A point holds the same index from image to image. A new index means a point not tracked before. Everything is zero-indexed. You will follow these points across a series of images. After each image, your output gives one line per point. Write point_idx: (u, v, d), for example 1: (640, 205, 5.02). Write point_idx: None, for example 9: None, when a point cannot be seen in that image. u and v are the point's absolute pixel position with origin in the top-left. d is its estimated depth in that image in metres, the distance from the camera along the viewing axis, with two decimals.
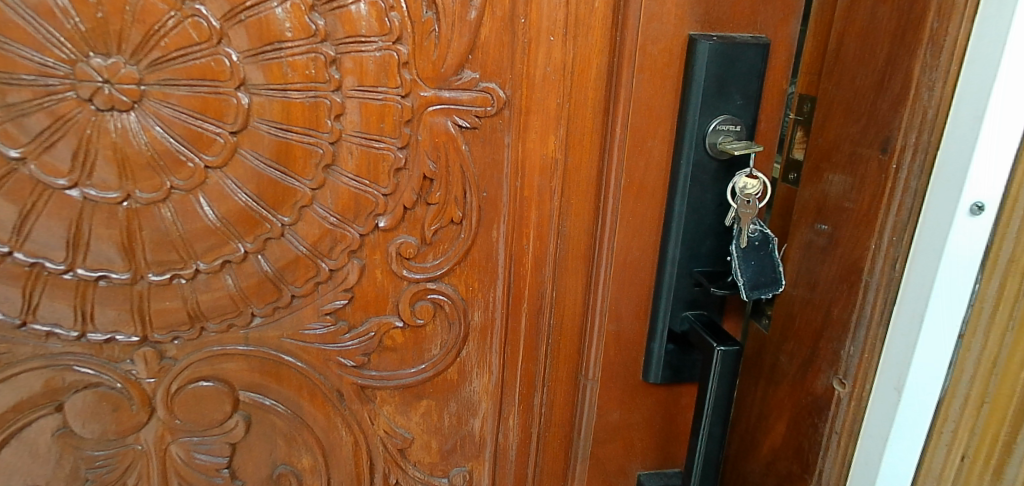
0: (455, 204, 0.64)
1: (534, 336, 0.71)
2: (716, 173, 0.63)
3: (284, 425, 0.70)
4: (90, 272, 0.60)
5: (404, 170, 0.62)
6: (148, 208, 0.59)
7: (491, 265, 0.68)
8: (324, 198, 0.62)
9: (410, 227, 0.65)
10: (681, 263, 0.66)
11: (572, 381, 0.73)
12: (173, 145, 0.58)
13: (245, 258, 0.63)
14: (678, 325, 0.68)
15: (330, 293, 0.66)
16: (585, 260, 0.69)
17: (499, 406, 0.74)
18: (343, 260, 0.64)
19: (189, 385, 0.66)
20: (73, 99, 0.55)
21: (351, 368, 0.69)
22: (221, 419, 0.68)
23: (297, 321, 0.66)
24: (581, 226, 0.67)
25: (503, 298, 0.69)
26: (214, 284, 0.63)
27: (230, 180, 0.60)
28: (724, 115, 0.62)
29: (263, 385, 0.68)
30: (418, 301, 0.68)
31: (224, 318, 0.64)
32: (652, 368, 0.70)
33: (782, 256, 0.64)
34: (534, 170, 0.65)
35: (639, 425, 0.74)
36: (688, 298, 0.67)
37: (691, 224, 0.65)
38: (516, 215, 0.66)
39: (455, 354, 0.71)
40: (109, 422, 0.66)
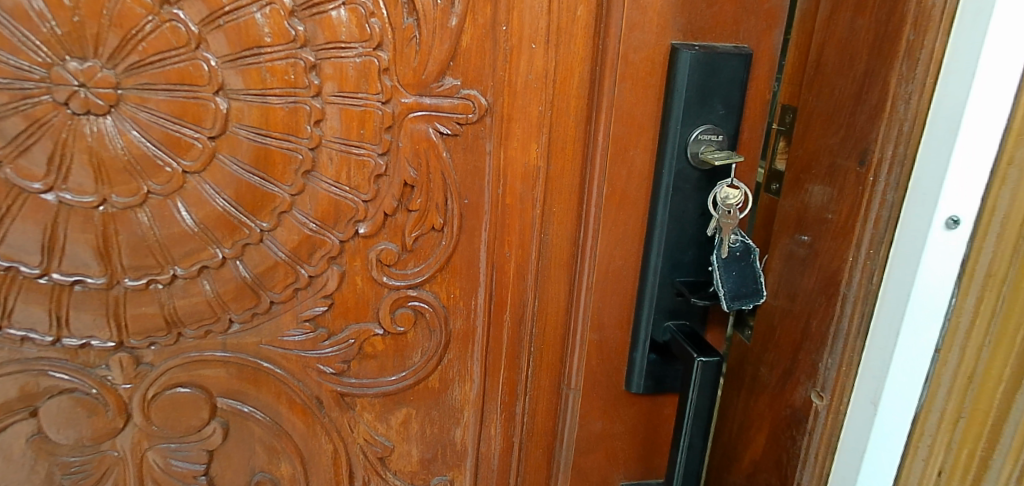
0: (435, 211, 0.64)
1: (515, 344, 0.70)
2: (698, 182, 0.63)
3: (262, 432, 0.70)
4: (65, 276, 0.59)
5: (384, 176, 0.62)
6: (125, 212, 0.59)
7: (473, 272, 0.68)
8: (303, 204, 0.62)
9: (390, 233, 0.65)
10: (663, 273, 0.66)
11: (554, 390, 0.73)
12: (151, 150, 0.57)
13: (223, 264, 0.62)
14: (660, 335, 0.68)
15: (309, 299, 0.65)
16: (567, 269, 0.69)
17: (481, 414, 0.73)
18: (323, 266, 0.64)
19: (166, 392, 0.66)
20: (49, 102, 0.54)
21: (331, 375, 0.69)
22: (198, 426, 0.68)
23: (276, 328, 0.66)
24: (563, 234, 0.67)
25: (484, 306, 0.69)
26: (192, 290, 0.63)
27: (208, 184, 0.59)
28: (707, 125, 0.61)
29: (242, 392, 0.68)
30: (399, 308, 0.67)
31: (201, 324, 0.64)
32: (635, 377, 0.70)
33: (763, 266, 0.64)
34: (516, 178, 0.64)
35: (621, 435, 0.74)
36: (670, 308, 0.67)
37: (674, 233, 0.64)
38: (498, 223, 0.66)
39: (436, 361, 0.70)
40: (84, 427, 0.65)
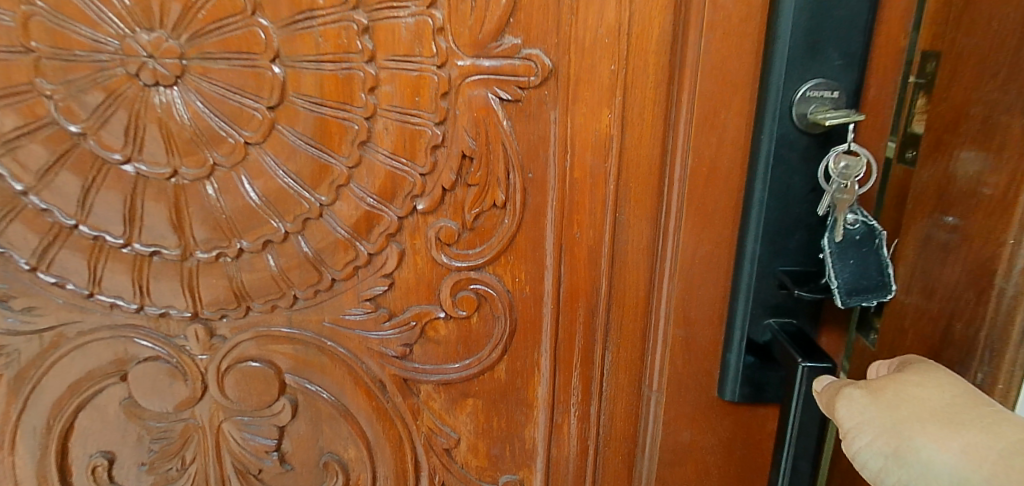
0: (497, 186, 0.59)
1: (589, 335, 0.63)
2: (807, 150, 0.52)
3: (329, 412, 0.68)
4: (145, 247, 0.61)
5: (442, 147, 0.58)
6: (194, 184, 0.59)
7: (539, 256, 0.61)
8: (361, 178, 0.59)
9: (451, 210, 0.60)
10: (763, 261, 0.55)
11: (634, 391, 0.65)
12: (215, 121, 0.57)
13: (286, 239, 0.61)
14: (759, 336, 0.57)
15: (370, 278, 0.63)
16: (647, 254, 0.61)
17: (552, 413, 0.66)
18: (381, 243, 0.61)
19: (238, 365, 0.66)
20: (122, 75, 0.56)
21: (393, 358, 0.66)
22: (269, 401, 0.67)
23: (337, 306, 0.64)
24: (642, 214, 0.59)
25: (553, 293, 0.62)
26: (258, 264, 0.62)
27: (268, 156, 0.59)
28: (819, 79, 0.50)
29: (308, 370, 0.67)
30: (460, 291, 0.63)
31: (268, 299, 0.64)
32: (728, 384, 0.60)
33: (892, 255, 0.51)
34: (585, 148, 0.57)
35: (714, 450, 0.64)
36: (772, 304, 0.56)
37: (775, 212, 0.54)
38: (566, 199, 0.59)
39: (502, 350, 0.65)
40: (169, 395, 0.67)
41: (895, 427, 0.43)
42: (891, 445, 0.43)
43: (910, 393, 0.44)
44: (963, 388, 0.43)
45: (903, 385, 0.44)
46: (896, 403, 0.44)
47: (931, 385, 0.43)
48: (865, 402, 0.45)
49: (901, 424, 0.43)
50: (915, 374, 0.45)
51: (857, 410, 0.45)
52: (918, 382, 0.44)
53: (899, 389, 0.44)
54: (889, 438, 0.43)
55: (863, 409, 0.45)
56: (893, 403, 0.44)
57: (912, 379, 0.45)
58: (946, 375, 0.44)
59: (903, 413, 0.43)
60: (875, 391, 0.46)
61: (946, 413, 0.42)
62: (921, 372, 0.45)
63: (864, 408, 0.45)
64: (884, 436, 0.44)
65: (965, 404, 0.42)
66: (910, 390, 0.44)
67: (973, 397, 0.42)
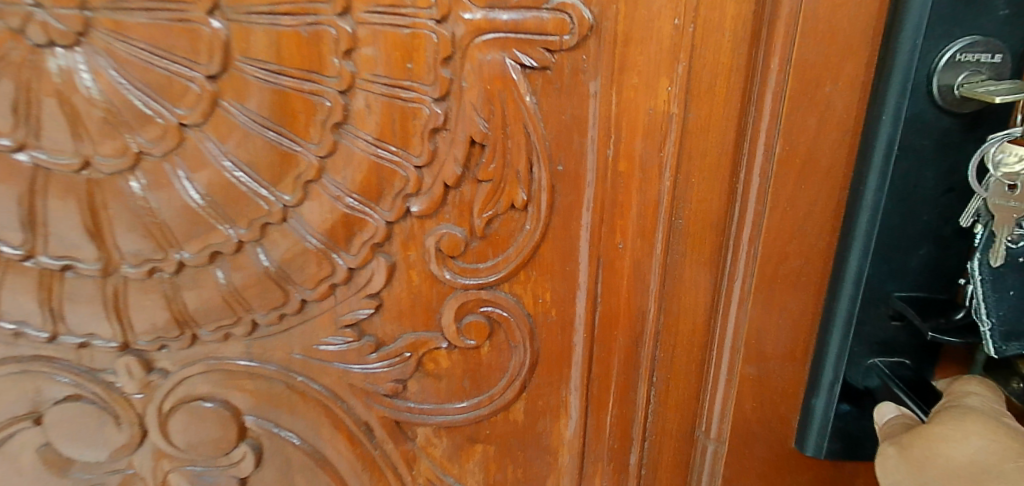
0: (516, 182, 0.44)
1: (632, 369, 0.50)
2: (943, 136, 0.38)
3: (302, 462, 0.54)
4: (53, 260, 0.47)
5: (444, 131, 0.43)
6: (113, 178, 0.45)
7: (571, 271, 0.47)
8: (337, 170, 0.45)
9: (454, 214, 0.46)
10: (872, 284, 0.41)
11: (685, 437, 0.52)
12: (135, 96, 0.42)
13: (240, 249, 0.47)
14: (860, 379, 0.44)
15: (351, 299, 0.49)
16: (711, 268, 0.47)
17: (582, 462, 0.53)
18: (365, 256, 0.47)
19: (185, 406, 0.52)
20: (4, 31, 0.41)
21: (383, 397, 0.52)
22: (226, 449, 0.53)
23: (309, 334, 0.50)
24: (706, 218, 0.45)
25: (587, 319, 0.48)
26: (203, 281, 0.48)
27: (211, 141, 0.44)
28: (974, 36, 0.36)
29: (275, 411, 0.53)
30: (467, 315, 0.49)
31: (219, 325, 0.50)
32: (811, 435, 0.47)
33: None
34: (634, 132, 0.43)
35: None
36: (881, 339, 0.43)
37: (894, 219, 0.40)
38: (607, 200, 0.45)
39: (520, 388, 0.51)
40: (99, 442, 0.53)
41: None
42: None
43: (942, 454, 0.39)
44: (1004, 448, 0.37)
45: (936, 445, 0.39)
46: (928, 461, 0.39)
47: (968, 446, 0.38)
48: (897, 460, 0.40)
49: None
50: (950, 426, 0.39)
51: (890, 468, 0.41)
52: (954, 444, 0.38)
53: (930, 449, 0.39)
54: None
55: (896, 468, 0.40)
56: (925, 461, 0.39)
57: (946, 435, 0.39)
58: (986, 427, 0.38)
59: (931, 475, 0.39)
60: (903, 443, 0.40)
61: (977, 480, 0.37)
62: (960, 427, 0.38)
63: (894, 468, 0.40)
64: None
65: (1001, 473, 0.37)
66: (944, 453, 0.38)
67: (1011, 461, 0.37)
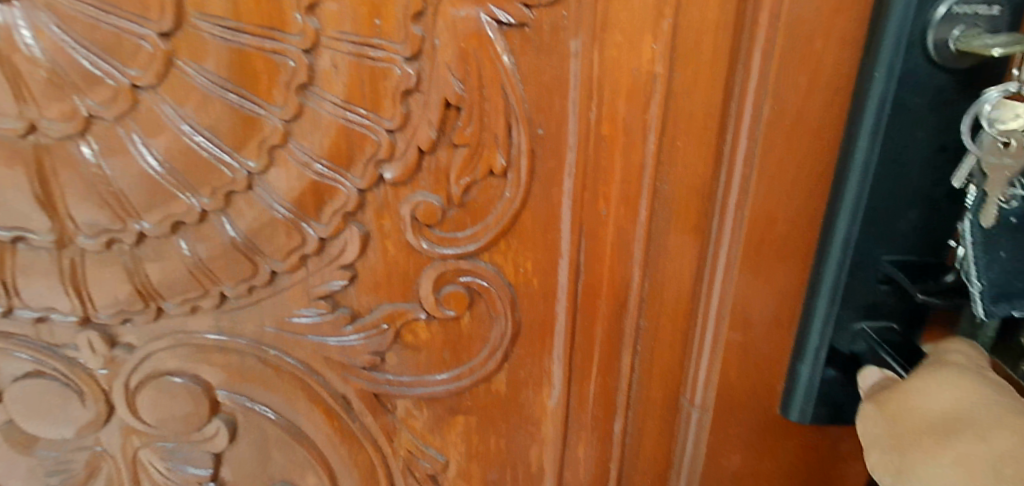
0: (494, 147, 0.42)
1: (615, 339, 0.49)
2: (937, 95, 0.37)
3: (279, 436, 0.53)
4: (3, 232, 0.44)
5: (416, 92, 0.41)
6: (62, 144, 0.42)
7: (552, 239, 0.46)
8: (304, 134, 0.42)
9: (430, 181, 0.44)
10: (860, 248, 0.40)
11: (669, 405, 0.51)
12: (80, 55, 0.39)
13: (204, 219, 0.45)
14: (846, 344, 0.43)
15: (323, 270, 0.47)
16: (696, 235, 0.45)
17: (566, 432, 0.52)
18: (337, 225, 0.45)
19: (153, 381, 0.51)
20: None
21: (360, 370, 0.50)
22: (198, 425, 0.52)
23: (281, 306, 0.48)
24: (691, 182, 0.44)
25: (570, 288, 0.47)
26: (167, 253, 0.46)
27: (167, 104, 0.41)
28: None
29: (248, 385, 0.51)
30: (446, 286, 0.47)
31: (185, 298, 0.48)
32: (796, 401, 0.46)
33: None
34: (617, 94, 0.41)
35: (772, 477, 0.51)
36: (869, 304, 0.42)
37: (884, 182, 0.39)
38: (589, 165, 0.43)
39: (502, 359, 0.49)
40: (64, 419, 0.52)
41: (899, 446, 0.36)
42: (895, 464, 0.37)
43: (920, 406, 0.36)
44: (982, 394, 0.35)
45: (913, 396, 0.37)
46: (904, 412, 0.37)
47: (945, 394, 0.36)
48: (876, 417, 0.38)
49: (907, 443, 0.36)
50: (926, 377, 0.37)
51: (870, 428, 0.38)
52: (930, 393, 0.36)
53: (908, 401, 0.37)
54: (892, 457, 0.37)
55: (875, 426, 0.38)
56: (902, 411, 0.37)
57: (921, 386, 0.37)
58: (965, 377, 0.36)
59: (911, 429, 0.36)
60: (883, 400, 0.38)
61: (954, 425, 0.35)
62: (936, 376, 0.37)
63: (874, 426, 0.38)
64: (886, 455, 0.37)
65: (980, 417, 0.34)
66: (921, 404, 0.36)
67: (991, 406, 0.34)
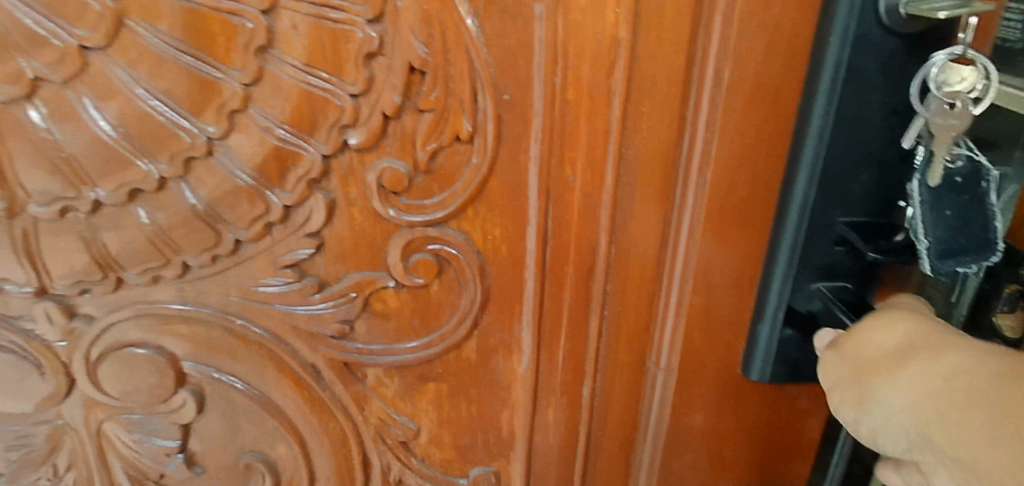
0: (460, 112, 0.42)
1: (583, 304, 0.49)
2: (891, 58, 0.37)
3: (247, 407, 0.53)
4: None
5: (380, 56, 0.40)
6: (9, 108, 0.41)
7: (520, 205, 0.46)
8: (264, 99, 0.41)
9: (396, 147, 0.43)
10: (817, 209, 0.41)
11: (637, 368, 0.52)
12: (25, 14, 0.38)
13: (163, 187, 0.44)
14: (803, 303, 0.44)
15: (289, 239, 0.46)
16: (660, 199, 0.46)
17: (536, 396, 0.53)
18: (302, 193, 0.44)
19: (115, 353, 0.50)
20: None
21: (329, 339, 0.50)
22: (164, 396, 0.52)
23: (247, 275, 0.48)
24: (655, 146, 0.44)
25: (538, 255, 0.47)
26: (125, 221, 0.45)
27: (120, 67, 0.40)
28: None
29: (214, 356, 0.51)
30: (415, 254, 0.47)
31: (146, 267, 0.47)
32: (756, 360, 0.47)
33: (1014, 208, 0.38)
34: (582, 57, 0.41)
35: (734, 435, 0.52)
36: (824, 264, 0.43)
37: (840, 144, 0.39)
38: (555, 131, 0.43)
39: (471, 326, 0.50)
40: (23, 393, 0.51)
41: (858, 378, 0.36)
42: (856, 398, 0.36)
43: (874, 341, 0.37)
44: (932, 327, 0.36)
45: (867, 333, 0.37)
46: (861, 350, 0.37)
47: (897, 329, 0.36)
48: (834, 360, 0.38)
49: (866, 374, 0.36)
50: (878, 316, 0.38)
51: (830, 374, 0.38)
52: (883, 327, 0.37)
53: (863, 338, 0.37)
54: (854, 391, 0.36)
55: (835, 370, 0.38)
56: (859, 350, 0.37)
57: (874, 324, 0.37)
58: (915, 317, 0.37)
59: (868, 362, 0.36)
60: (839, 343, 0.38)
61: (910, 353, 0.35)
62: (887, 314, 0.37)
63: (833, 369, 0.38)
64: (848, 390, 0.36)
65: (932, 342, 0.35)
66: (876, 338, 0.36)
67: (942, 334, 0.35)
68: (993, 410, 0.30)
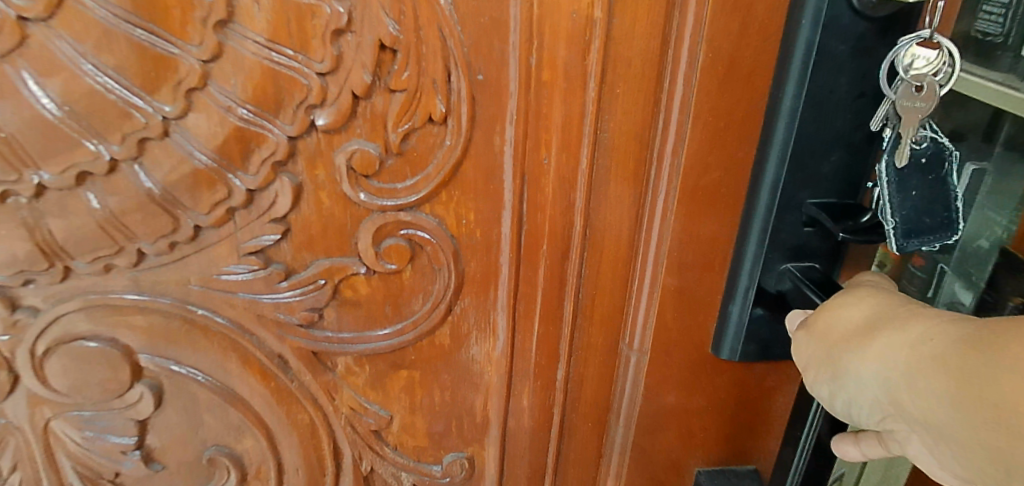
0: (433, 93, 0.41)
1: (557, 287, 0.49)
2: (862, 41, 0.38)
3: (210, 399, 0.51)
4: None
5: (348, 33, 0.39)
6: None
7: (494, 188, 0.45)
8: (224, 77, 0.39)
9: (366, 128, 0.42)
10: (788, 191, 0.42)
11: (609, 349, 0.53)
12: None
13: (114, 170, 0.41)
14: (773, 284, 0.45)
15: (253, 224, 0.44)
16: (634, 181, 0.45)
17: (509, 379, 0.53)
18: (266, 176, 0.42)
19: (63, 347, 0.47)
20: None
21: (297, 328, 0.48)
22: (118, 391, 0.49)
23: (208, 263, 0.45)
24: (630, 128, 0.44)
25: (513, 239, 0.47)
26: (73, 207, 0.42)
27: (64, 40, 0.37)
28: None
29: (173, 348, 0.48)
30: (387, 239, 0.46)
31: (97, 256, 0.44)
32: (727, 340, 0.48)
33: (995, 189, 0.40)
34: (557, 37, 0.40)
35: (703, 413, 0.53)
36: (794, 245, 0.44)
37: (810, 126, 0.40)
38: (530, 112, 0.43)
39: (445, 311, 0.49)
40: None
41: (829, 356, 0.35)
42: (828, 375, 0.35)
43: (843, 318, 0.35)
44: (902, 301, 0.34)
45: (836, 311, 0.36)
46: (829, 328, 0.35)
47: (864, 303, 0.35)
48: (805, 340, 0.37)
49: (834, 351, 0.35)
50: (847, 294, 0.36)
51: (803, 355, 0.37)
52: (850, 303, 0.35)
53: (832, 316, 0.36)
54: (826, 369, 0.35)
55: (806, 351, 0.36)
56: (828, 327, 0.36)
57: (843, 302, 0.36)
58: (886, 293, 0.35)
59: (837, 339, 0.35)
60: (809, 323, 0.37)
61: (877, 325, 0.33)
62: (855, 291, 0.36)
63: (804, 348, 0.37)
64: (821, 369, 0.35)
65: (899, 314, 0.33)
66: (843, 315, 0.35)
67: (909, 306, 0.33)
68: (952, 373, 0.29)
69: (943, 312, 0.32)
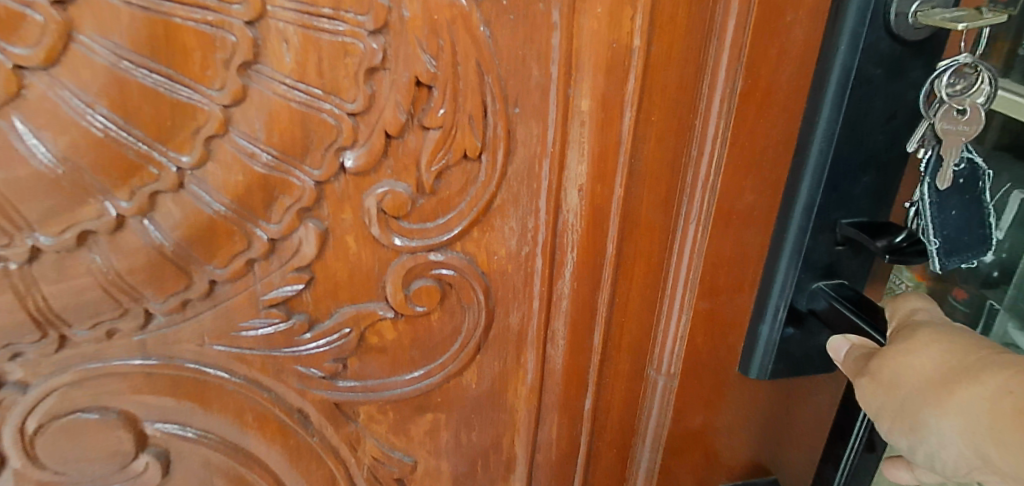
0: (469, 129, 0.39)
1: (588, 319, 0.48)
2: (892, 66, 0.39)
3: (223, 462, 0.47)
4: None
5: (382, 70, 0.36)
6: None
7: (526, 222, 0.44)
8: (247, 121, 0.36)
9: (397, 168, 0.40)
10: (822, 212, 0.43)
11: (636, 376, 0.52)
12: None
13: (120, 227, 0.37)
14: (804, 302, 0.46)
15: (273, 275, 0.41)
16: (665, 208, 0.45)
17: (538, 413, 0.51)
18: (291, 224, 0.39)
19: (56, 423, 0.42)
20: None
21: (319, 380, 0.45)
22: (121, 463, 0.45)
23: (222, 319, 0.42)
24: (663, 156, 0.43)
25: (546, 273, 0.45)
26: (72, 270, 0.37)
27: (68, 88, 0.33)
28: None
29: (182, 412, 0.44)
30: (416, 281, 0.44)
31: (99, 321, 0.40)
32: (755, 359, 0.49)
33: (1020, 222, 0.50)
34: (596, 68, 0.39)
35: (730, 431, 0.53)
36: (825, 264, 0.45)
37: (843, 148, 0.41)
38: (566, 145, 0.41)
39: (474, 350, 0.47)
40: None
41: (904, 411, 0.36)
42: (906, 426, 0.36)
43: (910, 368, 0.36)
44: (967, 346, 0.35)
45: (902, 362, 0.37)
46: (898, 380, 0.37)
47: (930, 353, 0.36)
48: (874, 390, 0.38)
49: (909, 406, 0.36)
50: (909, 342, 0.37)
51: (874, 403, 0.38)
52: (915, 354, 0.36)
53: (899, 367, 0.37)
54: (902, 421, 0.36)
55: (877, 400, 0.38)
56: (896, 379, 0.37)
57: (907, 351, 0.37)
58: (947, 336, 0.36)
59: (909, 392, 0.36)
60: (874, 372, 0.38)
61: (948, 379, 0.35)
62: (917, 339, 0.37)
63: (874, 398, 0.38)
64: (897, 421, 0.37)
65: (968, 366, 0.34)
66: (911, 367, 0.36)
67: (976, 355, 0.34)
68: None
69: (1010, 357, 0.33)
